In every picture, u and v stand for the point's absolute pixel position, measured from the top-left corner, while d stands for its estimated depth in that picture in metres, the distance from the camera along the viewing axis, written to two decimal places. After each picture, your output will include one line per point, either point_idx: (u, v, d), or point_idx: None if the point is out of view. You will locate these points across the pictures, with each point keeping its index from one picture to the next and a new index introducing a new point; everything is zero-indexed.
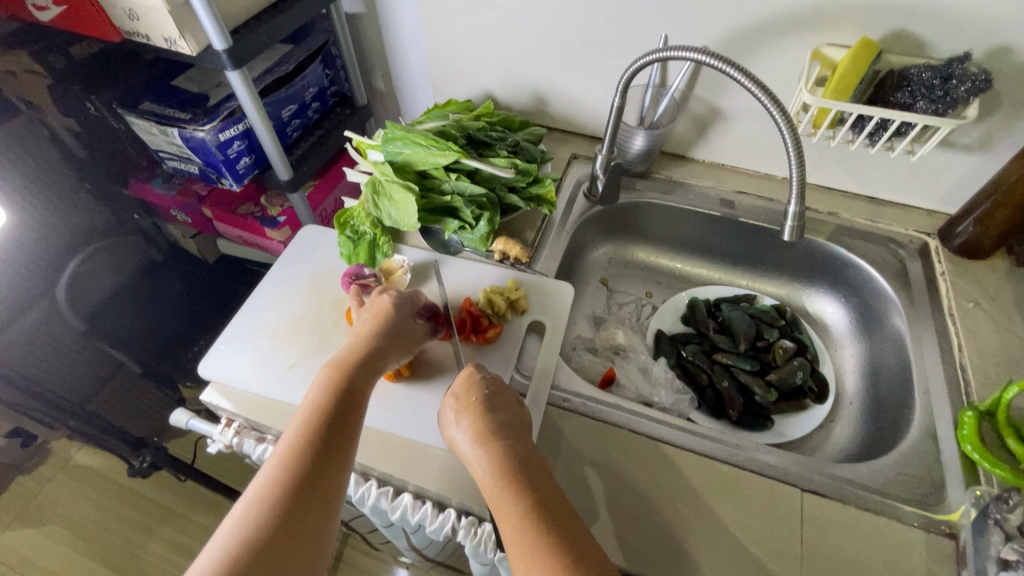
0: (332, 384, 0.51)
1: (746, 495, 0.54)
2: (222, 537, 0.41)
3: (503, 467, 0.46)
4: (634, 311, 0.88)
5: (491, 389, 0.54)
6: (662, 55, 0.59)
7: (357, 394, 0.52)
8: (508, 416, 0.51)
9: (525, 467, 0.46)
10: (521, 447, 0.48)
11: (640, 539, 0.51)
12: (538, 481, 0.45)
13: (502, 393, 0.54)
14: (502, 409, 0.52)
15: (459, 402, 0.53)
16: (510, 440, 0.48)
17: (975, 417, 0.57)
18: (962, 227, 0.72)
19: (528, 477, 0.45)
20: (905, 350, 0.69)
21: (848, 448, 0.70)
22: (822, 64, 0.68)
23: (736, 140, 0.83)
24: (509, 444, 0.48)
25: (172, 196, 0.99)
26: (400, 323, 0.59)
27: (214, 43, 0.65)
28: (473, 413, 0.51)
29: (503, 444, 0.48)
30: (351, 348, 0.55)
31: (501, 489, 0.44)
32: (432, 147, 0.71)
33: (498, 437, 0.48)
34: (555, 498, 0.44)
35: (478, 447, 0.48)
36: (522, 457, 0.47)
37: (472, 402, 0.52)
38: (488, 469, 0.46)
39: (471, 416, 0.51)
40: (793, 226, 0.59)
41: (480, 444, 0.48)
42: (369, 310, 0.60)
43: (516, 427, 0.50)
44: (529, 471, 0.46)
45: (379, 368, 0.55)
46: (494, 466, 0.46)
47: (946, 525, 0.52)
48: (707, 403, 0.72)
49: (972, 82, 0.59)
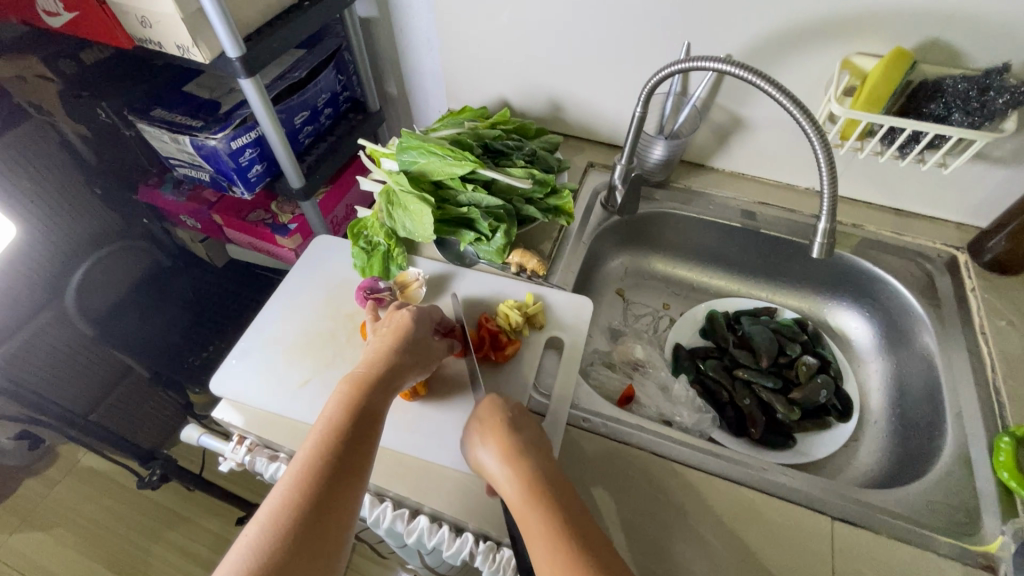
0: (348, 402, 0.50)
1: (774, 523, 0.52)
2: (233, 562, 0.39)
3: (533, 488, 0.45)
4: (650, 323, 0.86)
5: (515, 411, 0.53)
6: (687, 65, 0.57)
7: (374, 413, 0.50)
8: (534, 437, 0.51)
9: (554, 487, 0.46)
10: (549, 467, 0.48)
11: (666, 570, 0.49)
12: (570, 504, 0.45)
13: (527, 415, 0.53)
14: (529, 430, 0.51)
15: (483, 423, 0.52)
16: (538, 460, 0.48)
17: (1012, 443, 0.55)
18: (993, 242, 0.70)
19: (559, 500, 0.45)
20: (935, 369, 0.67)
21: (874, 469, 0.68)
22: (852, 73, 0.66)
23: (758, 149, 0.81)
24: (538, 465, 0.48)
25: (182, 202, 0.98)
26: (418, 339, 0.58)
27: (227, 51, 0.64)
28: (500, 434, 0.50)
29: (531, 465, 0.47)
30: (368, 365, 0.54)
31: (532, 510, 0.44)
32: (448, 157, 0.70)
33: (526, 457, 0.48)
34: (586, 520, 0.44)
35: (506, 467, 0.48)
36: (551, 477, 0.47)
37: (497, 422, 0.52)
38: (517, 490, 0.46)
39: (496, 438, 0.50)
40: (823, 243, 0.57)
41: (509, 464, 0.48)
42: (387, 326, 0.60)
43: (542, 447, 0.50)
44: (559, 493, 0.45)
45: (396, 386, 0.54)
46: (524, 486, 0.46)
47: (983, 557, 0.50)
48: (727, 421, 0.71)
49: (1011, 95, 0.57)
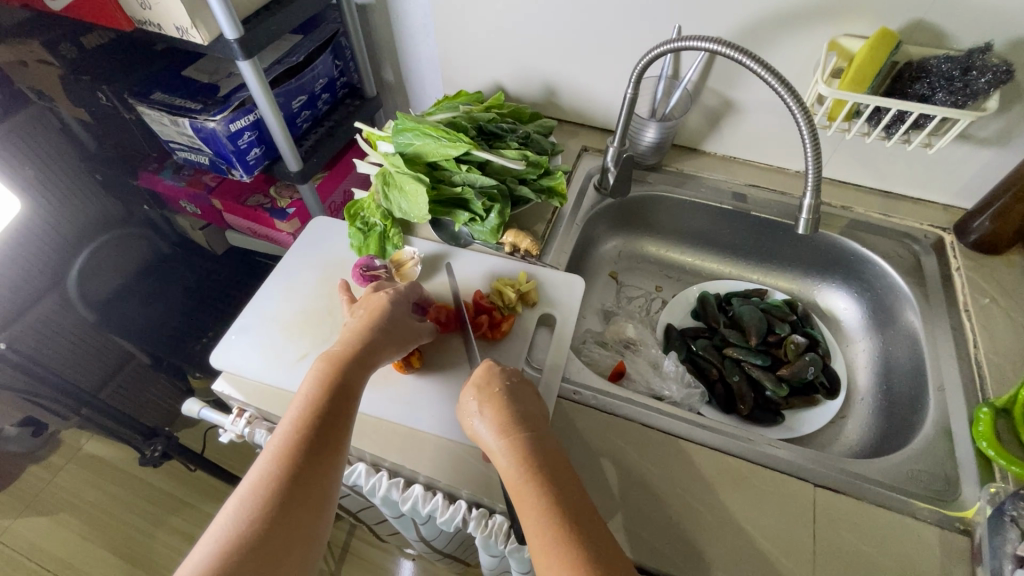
0: (325, 378, 0.51)
1: (759, 489, 0.54)
2: (217, 532, 0.41)
3: (526, 456, 0.45)
4: (643, 305, 0.88)
5: (513, 379, 0.53)
6: (676, 46, 0.58)
7: (350, 389, 0.51)
8: (528, 406, 0.51)
9: (547, 458, 0.46)
10: (543, 437, 0.48)
11: (652, 534, 0.51)
12: (561, 474, 0.45)
13: (522, 384, 0.53)
14: (523, 401, 0.51)
15: (482, 392, 0.52)
16: (532, 430, 0.48)
17: (991, 414, 0.56)
18: (977, 222, 0.71)
19: (549, 468, 0.45)
20: (919, 346, 0.68)
21: (859, 444, 0.69)
22: (838, 55, 0.68)
23: (748, 132, 0.82)
24: (534, 437, 0.47)
25: (182, 187, 0.99)
26: (394, 319, 0.59)
27: (225, 32, 0.65)
28: (498, 404, 0.50)
29: (526, 435, 0.47)
30: (344, 343, 0.55)
31: (525, 479, 0.44)
32: (443, 138, 0.71)
33: (521, 427, 0.48)
34: (575, 489, 0.44)
35: (502, 437, 0.47)
36: (543, 448, 0.47)
37: (496, 392, 0.51)
38: (511, 457, 0.46)
39: (494, 407, 0.50)
40: (808, 219, 0.59)
41: (504, 434, 0.47)
42: (364, 309, 0.60)
43: (536, 418, 0.50)
44: (551, 462, 0.45)
45: (372, 363, 0.55)
46: (518, 456, 0.45)
47: (961, 522, 0.52)
48: (716, 398, 0.72)
49: (993, 74, 0.58)
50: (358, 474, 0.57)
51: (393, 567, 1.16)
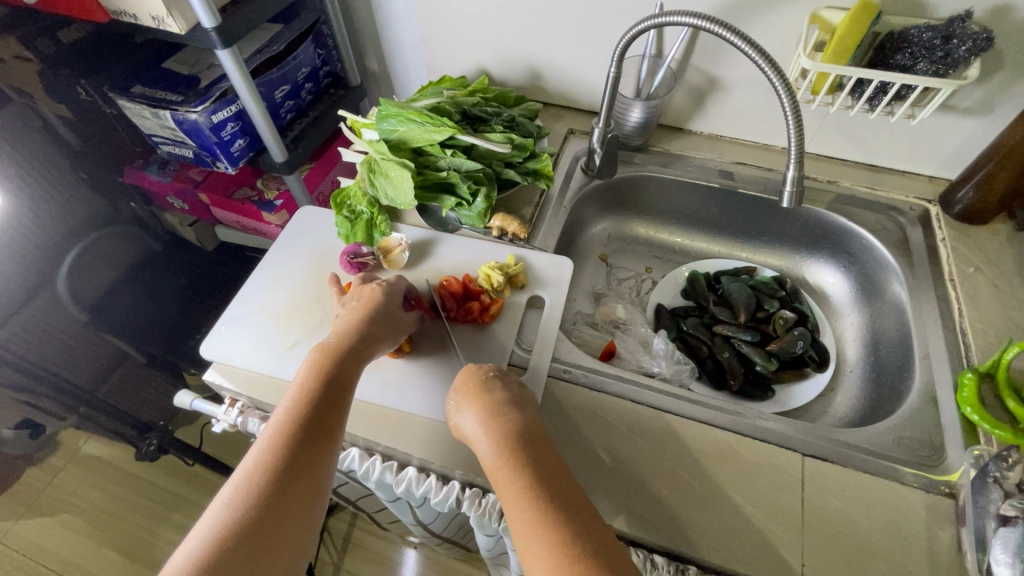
0: (319, 370, 0.51)
1: (749, 461, 0.55)
2: (209, 520, 0.41)
3: (507, 445, 0.45)
4: (634, 286, 0.88)
5: (492, 374, 0.53)
6: (657, 21, 0.58)
7: (345, 380, 0.52)
8: (511, 395, 0.50)
9: (529, 445, 0.45)
10: (526, 422, 0.47)
11: (645, 509, 0.51)
12: (543, 459, 0.44)
13: (503, 375, 0.53)
14: (506, 390, 0.51)
15: (461, 390, 0.52)
16: (515, 417, 0.47)
17: (975, 379, 0.57)
18: (962, 192, 0.72)
19: (532, 457, 0.44)
20: (905, 315, 0.69)
21: (849, 414, 0.70)
22: (821, 28, 0.67)
23: (733, 109, 0.82)
24: (514, 422, 0.47)
25: (168, 182, 0.99)
26: (389, 310, 0.60)
27: (202, 21, 0.64)
28: (475, 397, 0.50)
29: (508, 421, 0.47)
30: (339, 336, 0.56)
31: (506, 468, 0.43)
32: (427, 123, 0.71)
33: (502, 415, 0.47)
34: (564, 476, 0.43)
35: (483, 428, 0.47)
36: (529, 435, 0.46)
37: (473, 386, 0.51)
38: (493, 448, 0.45)
39: (472, 400, 0.50)
40: (792, 193, 0.58)
41: (485, 423, 0.47)
42: (357, 300, 0.61)
43: (518, 403, 0.50)
44: (532, 447, 0.45)
45: (367, 356, 0.56)
46: (498, 445, 0.45)
47: (946, 486, 0.53)
48: (707, 374, 0.73)
49: (974, 41, 0.58)
50: (352, 458, 0.58)
51: (397, 555, 1.17)
